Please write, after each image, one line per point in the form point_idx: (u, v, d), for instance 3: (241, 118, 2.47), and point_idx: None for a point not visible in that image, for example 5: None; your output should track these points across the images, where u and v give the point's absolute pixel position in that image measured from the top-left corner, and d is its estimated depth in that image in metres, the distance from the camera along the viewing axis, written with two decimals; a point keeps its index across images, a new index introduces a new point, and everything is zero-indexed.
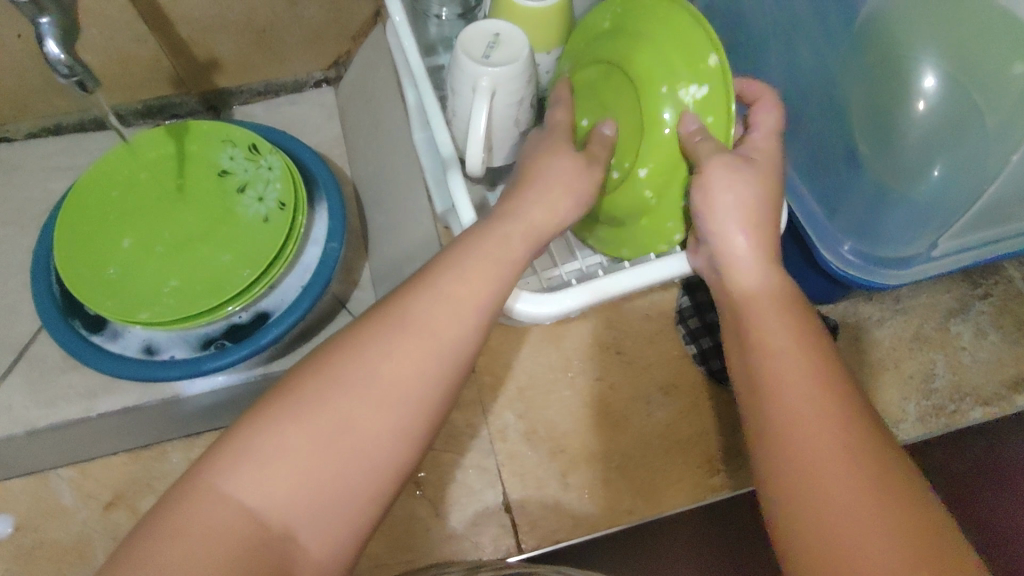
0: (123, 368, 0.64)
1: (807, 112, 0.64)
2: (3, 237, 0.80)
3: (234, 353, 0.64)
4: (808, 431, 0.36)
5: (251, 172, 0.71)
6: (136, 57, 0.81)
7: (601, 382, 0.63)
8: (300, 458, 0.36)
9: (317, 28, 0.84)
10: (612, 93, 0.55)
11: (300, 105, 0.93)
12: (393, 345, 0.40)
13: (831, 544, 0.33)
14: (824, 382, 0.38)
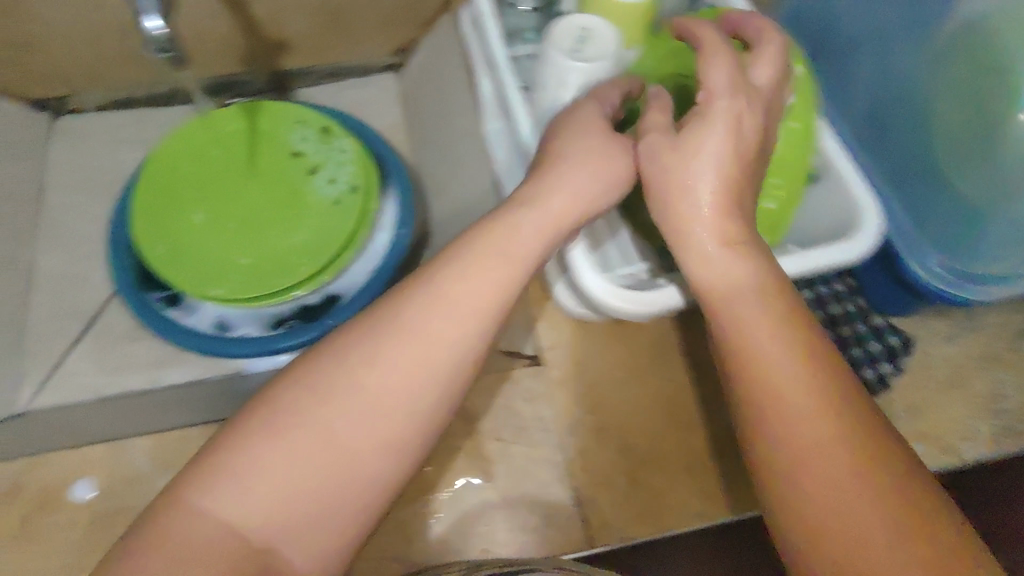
0: (197, 343, 0.65)
1: (889, 127, 0.62)
2: (72, 205, 0.81)
3: (303, 334, 0.65)
4: (804, 431, 0.35)
5: (322, 153, 0.72)
6: (211, 33, 0.82)
7: (670, 382, 0.62)
8: (276, 469, 0.37)
9: (388, 12, 0.85)
10: (693, 105, 0.55)
11: (363, 89, 0.93)
12: (381, 355, 0.40)
13: (832, 552, 0.33)
14: (819, 379, 0.37)
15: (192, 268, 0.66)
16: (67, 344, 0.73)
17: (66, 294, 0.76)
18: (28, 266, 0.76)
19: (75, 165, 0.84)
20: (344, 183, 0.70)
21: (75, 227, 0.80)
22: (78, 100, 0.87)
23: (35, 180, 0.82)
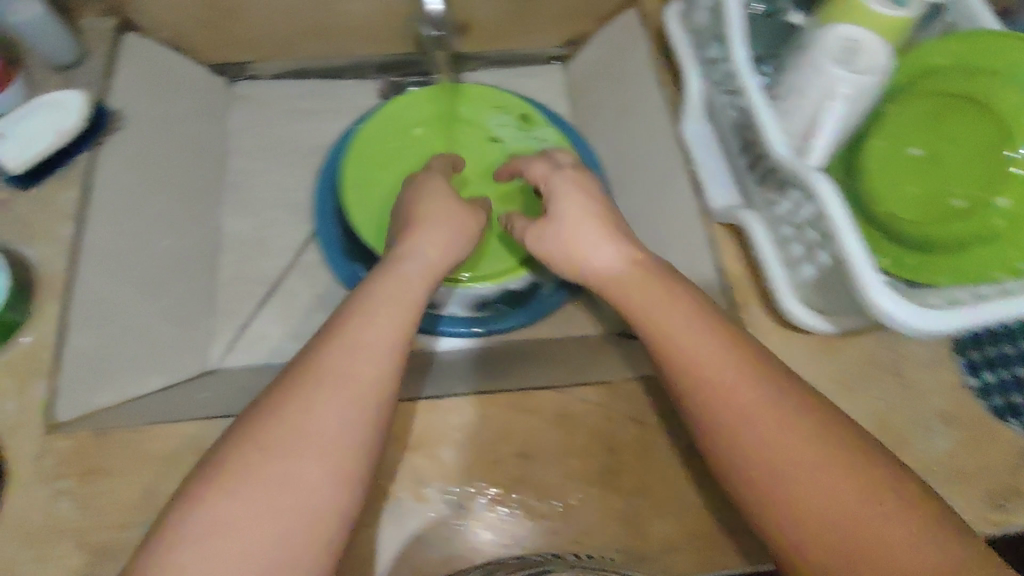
0: None
1: None
2: (253, 172, 0.83)
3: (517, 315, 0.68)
4: (771, 465, 0.43)
5: (523, 141, 0.73)
6: (401, 13, 0.83)
7: (879, 401, 0.62)
8: (306, 472, 0.42)
9: (573, 3, 0.85)
10: (951, 125, 0.58)
11: (530, 79, 0.93)
12: (344, 374, 0.46)
13: (795, 518, 0.41)
14: (724, 400, 0.45)
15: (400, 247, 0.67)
16: (253, 307, 0.75)
17: (249, 260, 0.77)
18: (214, 228, 0.78)
19: (253, 134, 0.85)
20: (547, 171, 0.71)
21: (255, 195, 0.81)
22: (256, 67, 0.88)
23: (219, 145, 0.83)
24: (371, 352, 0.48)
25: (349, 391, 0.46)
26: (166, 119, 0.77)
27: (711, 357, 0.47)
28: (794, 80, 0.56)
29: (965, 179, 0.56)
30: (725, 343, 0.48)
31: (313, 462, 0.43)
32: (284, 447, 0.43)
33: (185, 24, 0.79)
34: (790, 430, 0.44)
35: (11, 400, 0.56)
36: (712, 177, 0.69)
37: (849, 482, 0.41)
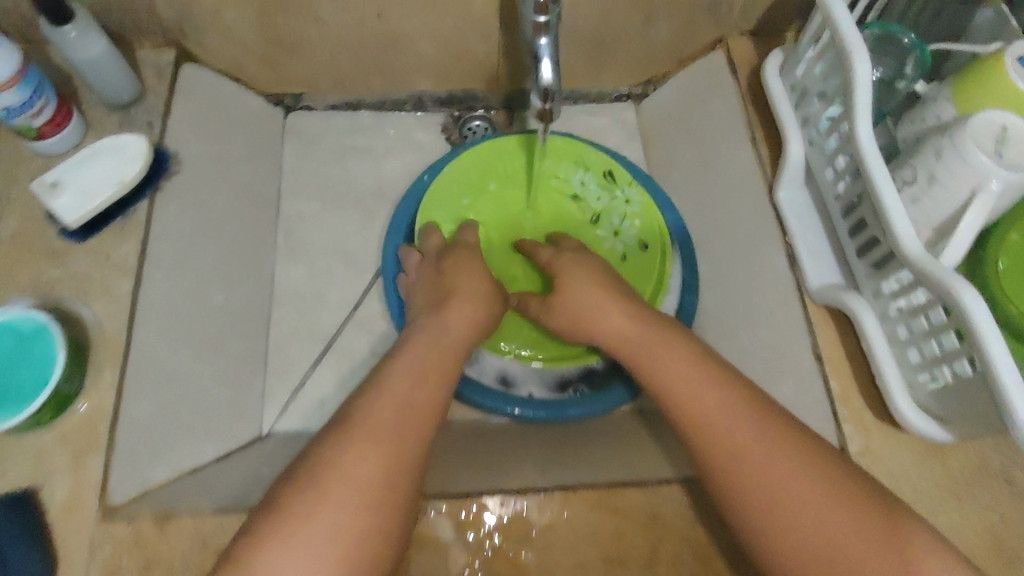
0: (485, 397, 0.65)
1: None
2: (307, 215, 0.79)
3: (599, 403, 0.64)
4: (764, 478, 0.49)
5: (603, 201, 0.75)
6: (471, 52, 0.77)
7: (993, 515, 0.56)
8: (354, 511, 0.45)
9: (654, 46, 0.80)
10: None
11: (599, 118, 0.87)
12: (379, 407, 0.50)
13: (791, 537, 0.47)
14: (717, 409, 0.53)
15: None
16: (309, 365, 0.72)
17: (304, 313, 0.74)
18: (269, 276, 0.75)
19: (308, 171, 0.81)
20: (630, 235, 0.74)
21: (311, 240, 0.78)
22: (311, 99, 0.82)
23: (274, 184, 0.79)
24: (400, 401, 0.51)
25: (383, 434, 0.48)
26: (223, 160, 0.73)
27: (697, 391, 0.54)
28: (933, 167, 0.51)
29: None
30: (713, 376, 0.55)
31: (342, 511, 0.45)
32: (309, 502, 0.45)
33: (245, 57, 0.75)
34: (782, 458, 0.50)
35: (64, 478, 0.52)
36: (808, 249, 0.65)
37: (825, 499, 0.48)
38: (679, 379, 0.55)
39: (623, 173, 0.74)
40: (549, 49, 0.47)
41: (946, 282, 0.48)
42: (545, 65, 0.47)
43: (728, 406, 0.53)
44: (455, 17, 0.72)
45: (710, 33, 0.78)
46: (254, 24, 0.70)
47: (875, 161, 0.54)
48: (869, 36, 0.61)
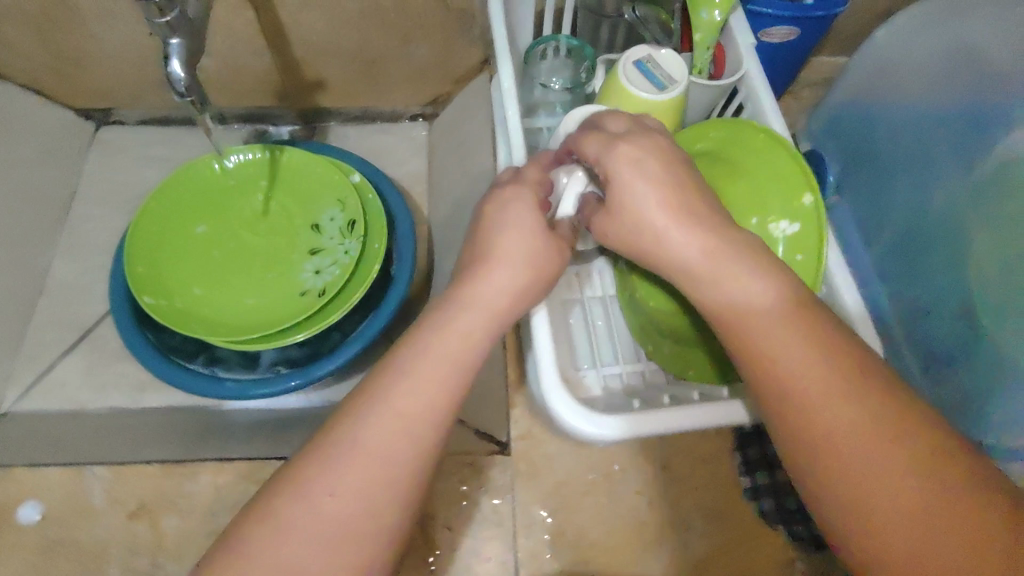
0: (178, 377, 0.63)
1: (887, 231, 0.64)
2: (96, 216, 0.84)
3: (283, 384, 0.63)
4: (885, 494, 0.36)
5: (333, 243, 0.69)
6: (250, 69, 0.83)
7: (640, 496, 0.56)
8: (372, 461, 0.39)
9: (424, 67, 0.85)
10: None
11: (391, 136, 0.93)
12: (416, 365, 0.41)
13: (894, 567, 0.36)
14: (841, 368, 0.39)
15: (170, 254, 0.69)
16: (60, 352, 0.75)
17: (69, 303, 0.78)
18: (42, 269, 0.79)
19: (106, 178, 0.87)
20: (323, 280, 0.67)
21: (91, 239, 0.83)
22: (120, 113, 0.89)
23: (67, 186, 0.85)
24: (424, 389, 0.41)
25: (375, 470, 0.39)
26: (7, 161, 0.78)
27: (813, 379, 0.38)
28: None
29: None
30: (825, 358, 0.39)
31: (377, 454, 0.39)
32: (273, 535, 0.37)
33: (38, 70, 0.81)
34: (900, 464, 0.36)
35: None
36: None
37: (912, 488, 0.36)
38: (754, 331, 0.40)
39: (366, 229, 0.68)
40: (180, 48, 0.52)
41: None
42: (176, 61, 0.52)
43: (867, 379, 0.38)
44: (222, 36, 0.78)
45: (473, 53, 0.83)
46: (36, 39, 0.76)
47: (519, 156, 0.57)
48: (548, 48, 0.64)
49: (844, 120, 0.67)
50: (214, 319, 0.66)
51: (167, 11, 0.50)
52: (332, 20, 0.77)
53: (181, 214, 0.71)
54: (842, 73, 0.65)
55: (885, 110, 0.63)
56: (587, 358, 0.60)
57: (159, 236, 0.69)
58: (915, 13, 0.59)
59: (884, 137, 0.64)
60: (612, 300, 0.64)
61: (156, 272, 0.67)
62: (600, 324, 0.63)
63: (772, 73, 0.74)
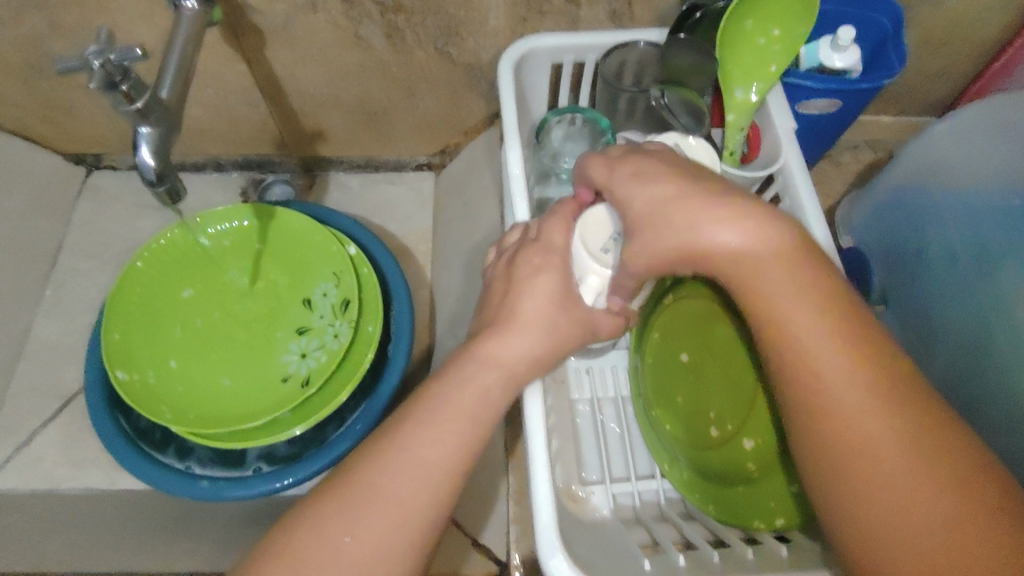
0: (150, 473, 0.59)
1: (943, 330, 0.55)
2: (82, 271, 0.79)
3: (261, 486, 0.59)
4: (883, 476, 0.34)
5: (323, 323, 0.64)
6: (247, 119, 0.78)
7: None
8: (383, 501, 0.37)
9: (430, 119, 0.80)
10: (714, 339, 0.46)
11: (395, 186, 0.88)
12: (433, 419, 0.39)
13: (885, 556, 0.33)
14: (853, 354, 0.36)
15: (148, 321, 0.62)
16: (40, 423, 0.71)
17: (50, 368, 0.74)
18: (25, 330, 0.76)
19: (93, 227, 0.81)
20: (309, 366, 0.62)
21: (77, 297, 0.78)
22: (112, 159, 0.83)
23: (54, 240, 0.80)
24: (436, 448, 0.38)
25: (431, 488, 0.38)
26: None
27: (824, 352, 0.36)
28: None
29: (755, 421, 0.42)
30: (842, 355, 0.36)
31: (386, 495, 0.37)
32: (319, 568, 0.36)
33: (25, 117, 0.75)
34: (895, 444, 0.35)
35: None
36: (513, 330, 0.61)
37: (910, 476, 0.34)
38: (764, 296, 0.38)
39: (362, 315, 0.63)
40: (151, 136, 0.47)
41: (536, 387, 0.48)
42: (146, 150, 0.47)
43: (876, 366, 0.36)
44: (214, 88, 0.73)
45: (483, 106, 0.78)
46: (22, 89, 0.71)
47: None
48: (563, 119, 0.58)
49: (892, 212, 0.61)
50: (192, 401, 0.60)
51: (136, 97, 0.45)
52: (331, 73, 0.72)
53: (162, 279, 0.64)
54: (892, 162, 0.60)
55: (930, 198, 0.57)
56: (595, 469, 0.55)
57: (135, 305, 0.62)
58: (976, 111, 0.55)
59: (933, 241, 0.57)
60: (626, 400, 0.58)
61: (132, 343, 0.61)
62: (613, 427, 0.58)
63: (808, 141, 0.68)
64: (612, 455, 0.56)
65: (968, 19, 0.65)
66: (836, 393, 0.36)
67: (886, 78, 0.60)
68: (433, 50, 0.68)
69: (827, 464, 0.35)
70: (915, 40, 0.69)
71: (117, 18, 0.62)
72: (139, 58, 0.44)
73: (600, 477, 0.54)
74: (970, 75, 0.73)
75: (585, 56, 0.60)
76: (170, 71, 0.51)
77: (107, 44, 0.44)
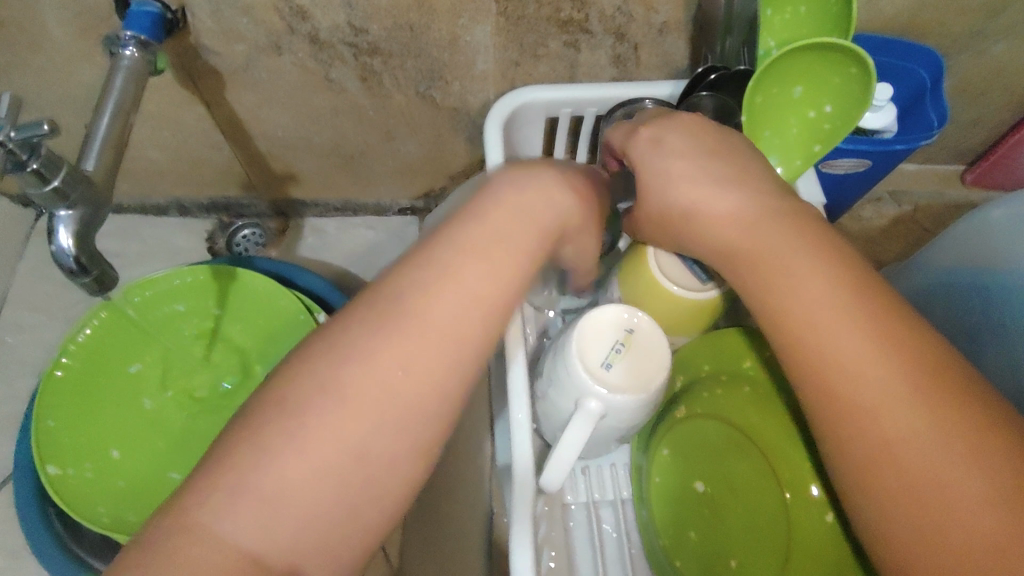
0: None
1: None
2: (28, 326, 0.72)
3: None
4: (890, 421, 0.31)
5: None
6: (209, 161, 0.71)
7: None
8: None
9: (412, 162, 0.73)
10: (736, 473, 0.41)
11: (375, 232, 0.82)
12: None
13: (903, 510, 0.30)
14: (866, 316, 0.33)
15: (89, 405, 0.55)
16: None
17: None
18: None
19: (41, 278, 0.74)
20: None
21: (19, 357, 0.71)
22: None
23: None
24: None
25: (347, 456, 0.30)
26: None
27: (830, 311, 0.34)
28: (547, 387, 0.43)
29: None
30: (855, 309, 0.34)
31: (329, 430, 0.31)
32: None
33: None
34: (906, 392, 0.31)
35: None
36: (498, 419, 0.53)
37: (930, 433, 0.30)
38: (779, 265, 0.36)
39: None
40: (71, 219, 0.40)
41: (523, 518, 0.41)
42: (63, 234, 0.40)
43: (887, 324, 0.33)
44: (170, 131, 0.66)
45: (469, 149, 0.71)
46: None
47: (518, 360, 0.45)
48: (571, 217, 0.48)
49: (948, 298, 0.50)
50: (130, 493, 0.53)
51: (50, 175, 0.38)
52: (300, 116, 0.65)
53: (106, 353, 0.56)
54: (939, 247, 0.52)
55: (1000, 283, 0.46)
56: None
57: (72, 382, 0.55)
58: None
59: (997, 347, 0.45)
60: (626, 503, 0.51)
61: (69, 427, 0.54)
62: (609, 532, 0.50)
63: (832, 199, 0.61)
64: (611, 568, 0.48)
65: (1012, 70, 0.60)
66: (842, 362, 0.33)
67: (926, 137, 0.53)
68: (413, 93, 0.61)
69: (844, 422, 0.33)
70: (952, 88, 0.62)
71: (53, 57, 0.55)
72: (48, 133, 0.36)
73: None
74: (1008, 124, 0.67)
75: (585, 110, 0.53)
76: (99, 136, 0.43)
77: (9, 116, 0.37)
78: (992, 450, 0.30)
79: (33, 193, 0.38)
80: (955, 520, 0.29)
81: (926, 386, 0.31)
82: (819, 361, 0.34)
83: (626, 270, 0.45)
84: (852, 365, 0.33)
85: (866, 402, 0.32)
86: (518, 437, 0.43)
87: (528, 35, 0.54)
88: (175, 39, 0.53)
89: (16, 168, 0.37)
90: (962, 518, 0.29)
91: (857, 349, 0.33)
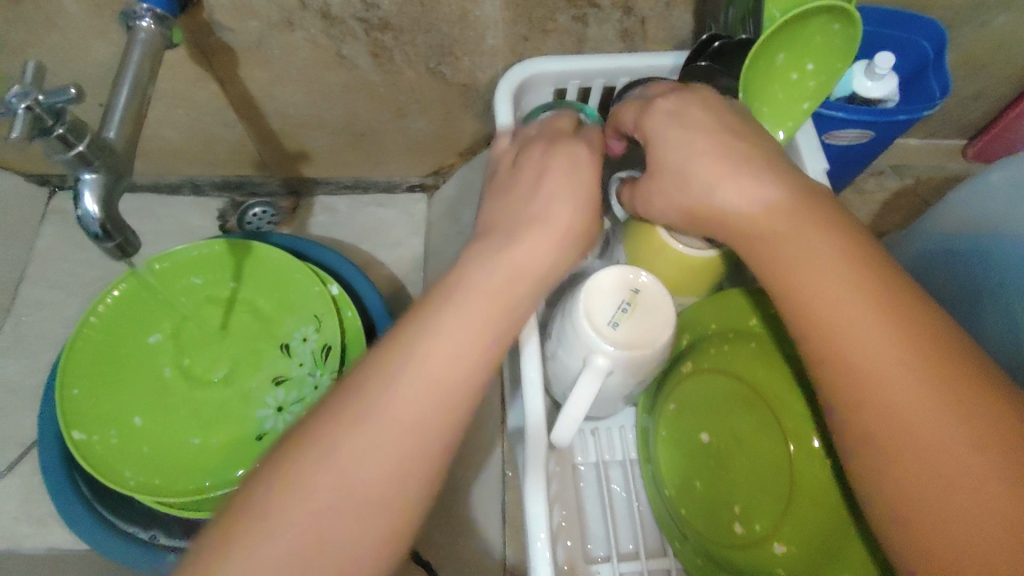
0: (99, 541, 0.55)
1: None
2: (48, 302, 0.74)
3: None
4: (883, 370, 0.33)
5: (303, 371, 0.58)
6: (223, 139, 0.72)
7: None
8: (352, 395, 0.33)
9: (423, 140, 0.74)
10: (739, 426, 0.42)
11: (385, 210, 0.83)
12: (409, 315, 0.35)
13: (896, 453, 0.32)
14: (862, 275, 0.35)
15: (112, 373, 0.57)
16: None
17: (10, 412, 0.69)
18: None
19: (58, 256, 0.75)
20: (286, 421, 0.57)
21: (39, 332, 0.73)
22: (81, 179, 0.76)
23: (16, 268, 0.74)
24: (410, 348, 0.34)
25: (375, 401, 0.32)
26: None
27: (828, 269, 0.35)
28: (557, 347, 0.44)
29: (792, 525, 0.38)
30: (853, 267, 0.35)
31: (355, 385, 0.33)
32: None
33: None
34: (898, 344, 0.33)
35: None
36: (511, 386, 0.55)
37: (918, 381, 0.32)
38: (780, 235, 0.37)
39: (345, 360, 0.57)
40: (95, 183, 0.41)
41: (536, 473, 0.42)
42: (89, 199, 0.41)
43: (882, 283, 0.35)
44: (185, 109, 0.67)
45: (478, 126, 0.72)
46: None
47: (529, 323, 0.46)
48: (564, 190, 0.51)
49: (948, 261, 0.51)
50: (152, 458, 0.55)
51: (75, 140, 0.39)
52: (312, 93, 0.66)
53: (127, 322, 0.58)
54: (941, 214, 0.53)
55: (1002, 244, 0.47)
56: (602, 543, 0.49)
57: (97, 350, 0.56)
58: None
59: (997, 307, 0.46)
60: (635, 463, 0.53)
61: (93, 393, 0.55)
62: (619, 491, 0.51)
63: (837, 169, 0.62)
64: (621, 524, 0.50)
65: (1013, 42, 0.61)
66: (839, 316, 0.34)
67: (927, 106, 0.54)
68: (423, 69, 0.62)
69: (840, 372, 0.34)
70: (954, 62, 0.63)
71: (70, 33, 0.56)
72: (73, 98, 0.38)
73: (608, 552, 0.48)
74: (1008, 97, 0.68)
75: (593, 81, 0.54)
76: (120, 107, 0.44)
77: (34, 82, 0.38)
78: (977, 396, 0.31)
79: (59, 157, 0.39)
80: (943, 462, 0.31)
81: (917, 338, 0.33)
82: (816, 317, 0.35)
83: (633, 236, 0.47)
84: (846, 318, 0.34)
85: (860, 354, 0.34)
86: (531, 396, 0.45)
87: (538, 9, 0.55)
88: (190, 15, 0.54)
89: (41, 133, 0.38)
90: (949, 459, 0.31)
91: (852, 304, 0.34)
